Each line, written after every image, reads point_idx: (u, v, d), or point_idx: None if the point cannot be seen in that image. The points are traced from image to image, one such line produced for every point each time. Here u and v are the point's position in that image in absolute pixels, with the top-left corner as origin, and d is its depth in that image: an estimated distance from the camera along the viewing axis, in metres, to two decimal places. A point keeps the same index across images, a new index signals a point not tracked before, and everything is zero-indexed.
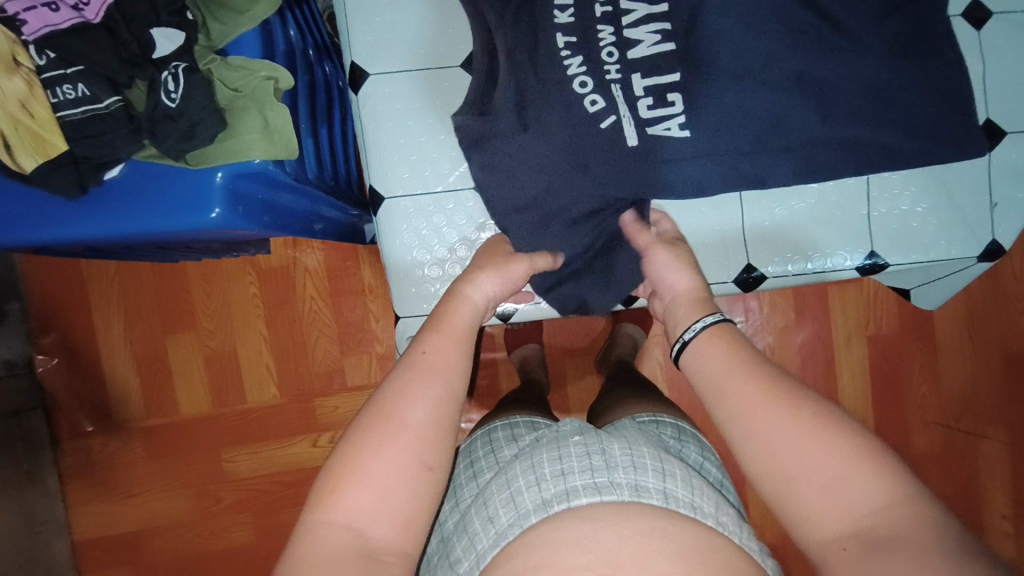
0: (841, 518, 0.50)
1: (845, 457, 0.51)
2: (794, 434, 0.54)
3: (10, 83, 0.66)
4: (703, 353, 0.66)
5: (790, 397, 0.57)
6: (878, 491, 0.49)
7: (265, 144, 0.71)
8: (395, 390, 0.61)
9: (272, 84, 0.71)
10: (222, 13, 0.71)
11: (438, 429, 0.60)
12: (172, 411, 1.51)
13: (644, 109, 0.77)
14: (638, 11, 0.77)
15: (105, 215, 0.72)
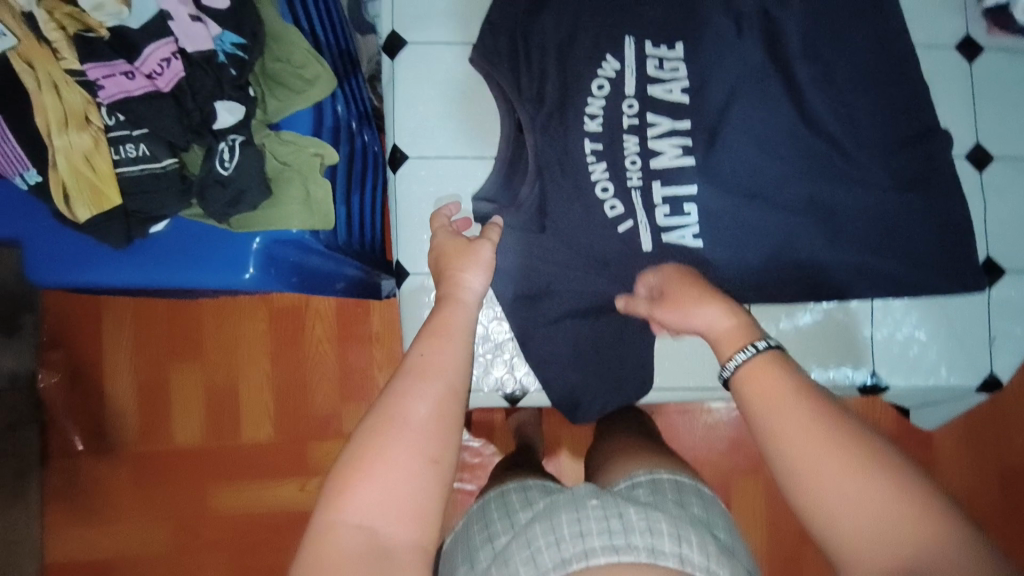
0: (891, 558, 0.46)
1: (897, 500, 0.47)
2: (841, 470, 0.49)
3: (78, 139, 0.71)
4: (751, 380, 0.56)
5: (840, 424, 0.51)
6: (930, 534, 0.45)
7: (305, 214, 0.75)
8: (396, 387, 0.57)
9: (318, 160, 0.76)
10: (280, 92, 0.77)
11: (443, 425, 0.56)
12: (165, 439, 1.51)
13: (661, 216, 0.81)
14: (662, 125, 0.82)
15: (145, 266, 0.76)
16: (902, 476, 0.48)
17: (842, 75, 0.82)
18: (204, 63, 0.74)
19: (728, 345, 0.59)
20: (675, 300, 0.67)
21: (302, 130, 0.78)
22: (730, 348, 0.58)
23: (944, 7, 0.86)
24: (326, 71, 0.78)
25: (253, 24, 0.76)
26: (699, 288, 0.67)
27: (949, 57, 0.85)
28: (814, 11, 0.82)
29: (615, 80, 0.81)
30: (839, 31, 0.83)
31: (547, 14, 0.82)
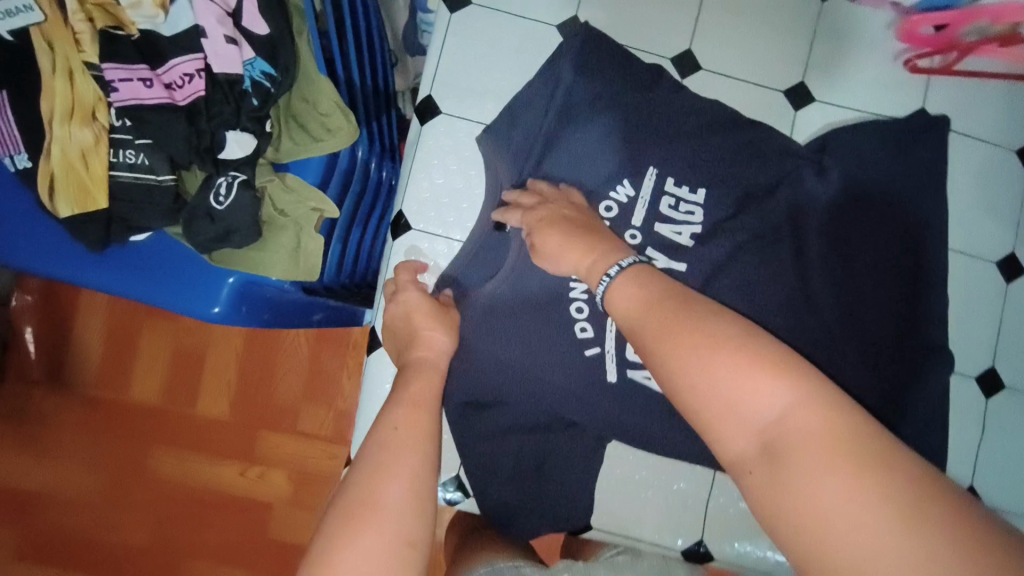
0: (747, 444, 0.44)
1: (745, 370, 0.45)
2: (702, 350, 0.48)
3: (79, 133, 0.68)
4: (628, 290, 0.57)
5: (705, 325, 0.49)
6: (781, 399, 0.44)
7: (289, 265, 0.73)
8: (370, 467, 0.53)
9: (316, 215, 0.73)
10: (298, 134, 0.74)
11: (420, 503, 0.52)
12: (122, 389, 1.40)
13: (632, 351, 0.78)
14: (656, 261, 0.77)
15: (115, 274, 0.73)
16: (756, 346, 0.47)
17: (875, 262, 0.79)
18: (226, 88, 0.71)
19: (589, 277, 0.63)
20: (545, 248, 0.68)
21: (309, 177, 0.74)
22: (591, 283, 0.63)
23: (995, 218, 0.83)
24: (347, 120, 0.73)
25: (288, 58, 0.72)
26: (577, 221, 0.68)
27: (985, 270, 0.83)
28: (856, 192, 0.80)
29: (625, 205, 0.78)
30: (879, 216, 0.80)
31: (576, 124, 0.79)
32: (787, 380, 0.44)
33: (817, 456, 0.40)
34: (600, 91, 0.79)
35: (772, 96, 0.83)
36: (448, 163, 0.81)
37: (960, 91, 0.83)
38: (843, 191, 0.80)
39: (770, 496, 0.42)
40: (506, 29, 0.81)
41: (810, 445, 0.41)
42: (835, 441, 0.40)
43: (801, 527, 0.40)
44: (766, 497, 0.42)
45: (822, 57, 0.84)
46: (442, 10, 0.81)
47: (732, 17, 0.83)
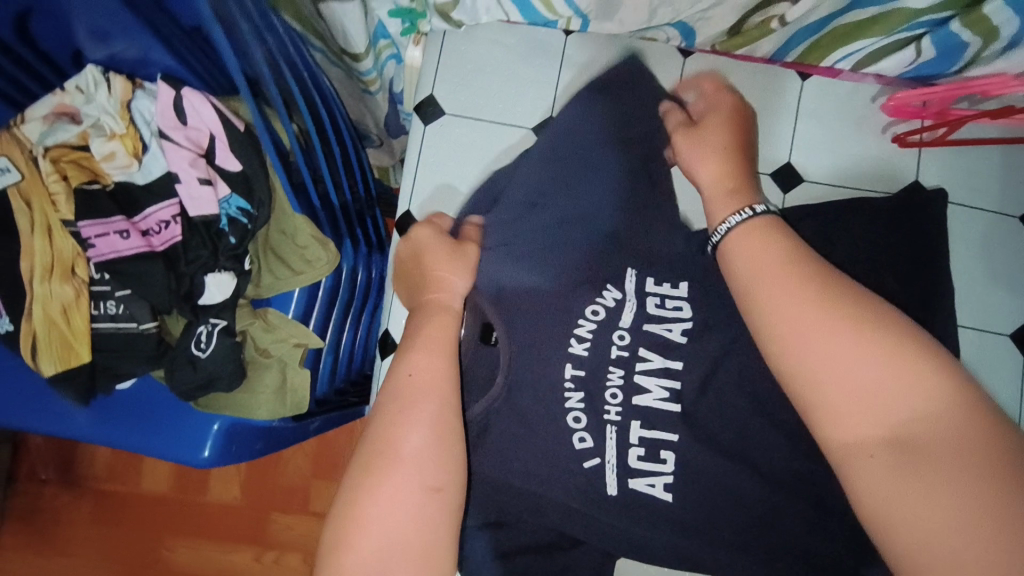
0: (878, 431, 0.48)
1: (879, 356, 0.49)
2: (849, 349, 0.50)
3: (60, 290, 0.67)
4: (740, 247, 0.60)
5: (846, 316, 0.52)
6: (923, 393, 0.48)
7: (276, 404, 0.72)
8: (386, 418, 0.61)
9: (300, 350, 0.73)
10: (278, 268, 0.74)
11: (437, 449, 0.60)
12: (133, 481, 1.32)
13: (633, 457, 0.74)
14: (653, 361, 0.76)
15: (104, 426, 0.71)
16: (891, 342, 0.50)
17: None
18: (203, 229, 0.71)
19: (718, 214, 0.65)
20: (698, 139, 0.74)
21: (291, 310, 0.75)
22: (721, 218, 0.64)
23: (1005, 288, 0.79)
24: (326, 251, 0.73)
25: (263, 191, 0.72)
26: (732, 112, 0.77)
27: (1000, 344, 0.78)
28: (863, 269, 0.76)
29: (612, 309, 0.77)
30: (888, 295, 0.75)
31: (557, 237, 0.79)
32: (921, 382, 0.48)
33: (945, 456, 0.45)
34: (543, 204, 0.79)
35: (759, 180, 0.81)
36: None
37: (953, 160, 0.80)
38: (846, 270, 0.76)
39: (888, 482, 0.47)
40: (483, 135, 0.81)
41: (939, 449, 0.46)
42: (986, 468, 0.44)
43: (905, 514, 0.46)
44: (881, 487, 0.47)
45: (808, 135, 0.81)
46: (414, 123, 0.81)
47: (712, 102, 0.81)
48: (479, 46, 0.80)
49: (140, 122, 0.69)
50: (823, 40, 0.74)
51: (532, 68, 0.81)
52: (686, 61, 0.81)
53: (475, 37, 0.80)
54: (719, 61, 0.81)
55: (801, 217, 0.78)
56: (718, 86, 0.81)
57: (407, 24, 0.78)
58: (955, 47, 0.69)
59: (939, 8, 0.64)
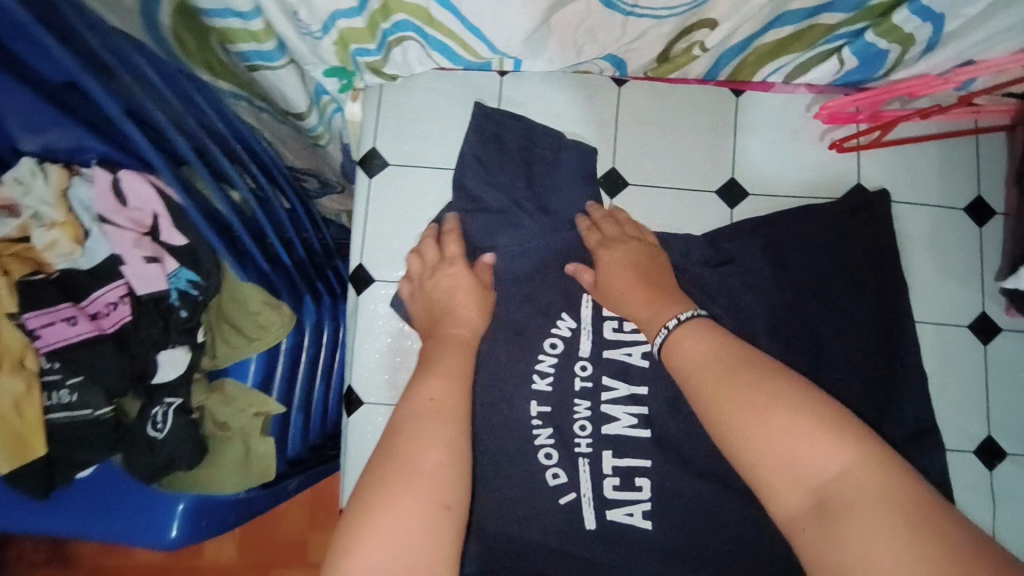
0: (804, 500, 0.52)
1: (807, 436, 0.53)
2: (757, 413, 0.55)
3: (9, 385, 0.66)
4: (686, 342, 0.63)
5: (768, 392, 0.56)
6: (840, 464, 0.51)
7: (241, 475, 0.72)
8: (409, 433, 0.59)
9: (260, 419, 0.73)
10: (232, 335, 0.74)
11: (453, 467, 0.58)
12: (123, 555, 1.28)
13: (609, 488, 0.73)
14: (618, 390, 0.76)
15: (67, 516, 0.71)
16: (817, 414, 0.54)
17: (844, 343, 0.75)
18: (152, 306, 0.70)
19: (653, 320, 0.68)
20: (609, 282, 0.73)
21: (249, 380, 0.74)
22: (662, 317, 0.67)
23: (958, 280, 0.79)
24: (279, 313, 0.73)
25: (209, 261, 0.71)
26: (638, 254, 0.74)
27: (960, 335, 0.78)
28: (815, 276, 0.77)
29: (569, 339, 0.77)
30: (841, 299, 0.76)
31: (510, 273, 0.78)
32: (846, 449, 0.52)
33: (873, 517, 0.48)
34: (491, 248, 0.78)
35: (704, 197, 0.81)
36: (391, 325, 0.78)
37: (894, 160, 0.81)
38: (796, 281, 0.77)
39: (823, 548, 0.49)
40: (429, 182, 0.81)
41: (865, 507, 0.48)
42: (906, 519, 0.47)
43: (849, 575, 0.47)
44: (818, 549, 0.50)
45: (750, 148, 0.82)
46: (358, 175, 0.81)
47: (650, 126, 0.82)
48: (416, 95, 0.81)
49: (78, 208, 0.67)
50: (749, 59, 0.76)
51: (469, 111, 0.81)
52: (620, 90, 0.82)
53: (412, 87, 0.81)
54: (652, 87, 0.82)
55: (750, 231, 0.78)
56: (654, 110, 0.82)
57: (343, 82, 0.79)
58: (874, 56, 0.72)
59: (852, 20, 0.67)
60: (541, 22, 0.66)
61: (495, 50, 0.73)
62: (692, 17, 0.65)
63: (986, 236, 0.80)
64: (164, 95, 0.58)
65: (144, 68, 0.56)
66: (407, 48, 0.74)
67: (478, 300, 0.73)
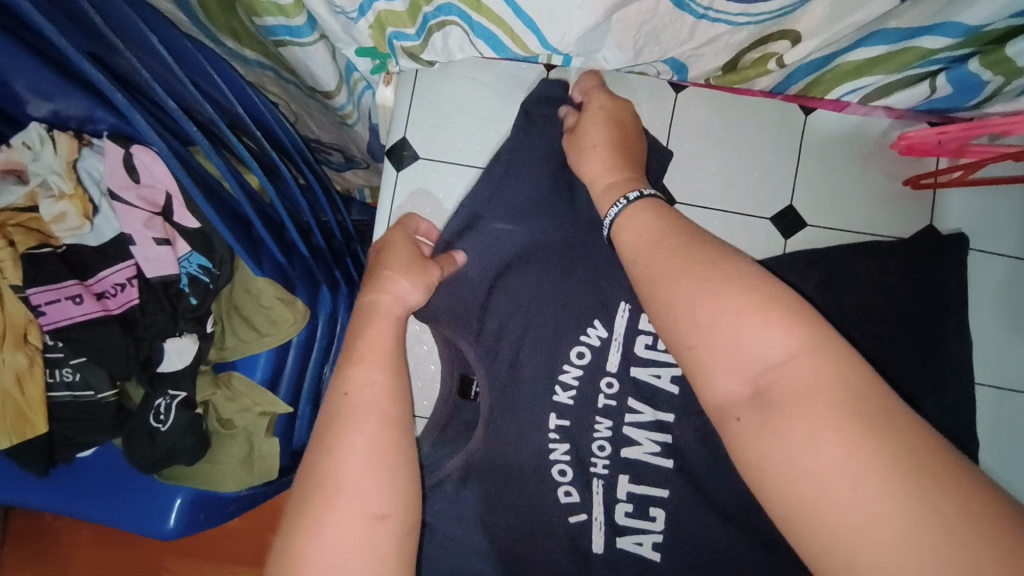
0: (742, 386, 0.43)
1: (751, 312, 0.44)
2: (704, 294, 0.47)
3: (12, 358, 0.64)
4: (629, 225, 0.57)
5: (712, 275, 0.48)
6: (786, 344, 0.43)
7: (242, 473, 0.71)
8: (322, 442, 0.50)
9: (266, 419, 0.71)
10: (242, 329, 0.70)
11: (384, 475, 0.49)
12: None
13: (620, 514, 0.70)
14: (644, 414, 0.71)
15: (67, 495, 0.71)
16: (763, 293, 0.45)
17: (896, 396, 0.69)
18: (162, 291, 0.67)
19: (606, 199, 0.63)
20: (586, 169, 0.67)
21: (258, 375, 0.70)
22: (608, 205, 0.62)
23: None
24: (297, 308, 0.69)
25: (224, 249, 0.68)
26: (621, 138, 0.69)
27: (1021, 401, 0.72)
28: (873, 316, 0.70)
29: (597, 350, 0.72)
30: (896, 344, 0.70)
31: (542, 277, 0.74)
32: (793, 329, 0.43)
33: (813, 408, 0.40)
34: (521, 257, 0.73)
35: (758, 225, 0.75)
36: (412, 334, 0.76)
37: (974, 200, 0.73)
38: (852, 322, 0.70)
39: (760, 436, 0.42)
40: (462, 179, 0.75)
41: (805, 394, 0.40)
42: (855, 417, 0.39)
43: (782, 461, 0.40)
44: (752, 442, 0.42)
45: (814, 172, 0.75)
46: (386, 166, 0.76)
47: (706, 138, 0.75)
48: (455, 85, 0.75)
49: (88, 182, 0.65)
50: (828, 75, 0.68)
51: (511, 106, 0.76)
52: (677, 97, 0.75)
53: (450, 76, 0.75)
54: (713, 96, 0.75)
55: (803, 258, 0.71)
56: (713, 122, 0.75)
57: (377, 62, 0.72)
58: (973, 86, 0.63)
59: (956, 47, 0.59)
60: (602, 18, 0.59)
61: (546, 45, 0.66)
62: (772, 26, 0.58)
63: None
64: (164, 63, 0.55)
65: (150, 40, 0.52)
66: (450, 33, 0.67)
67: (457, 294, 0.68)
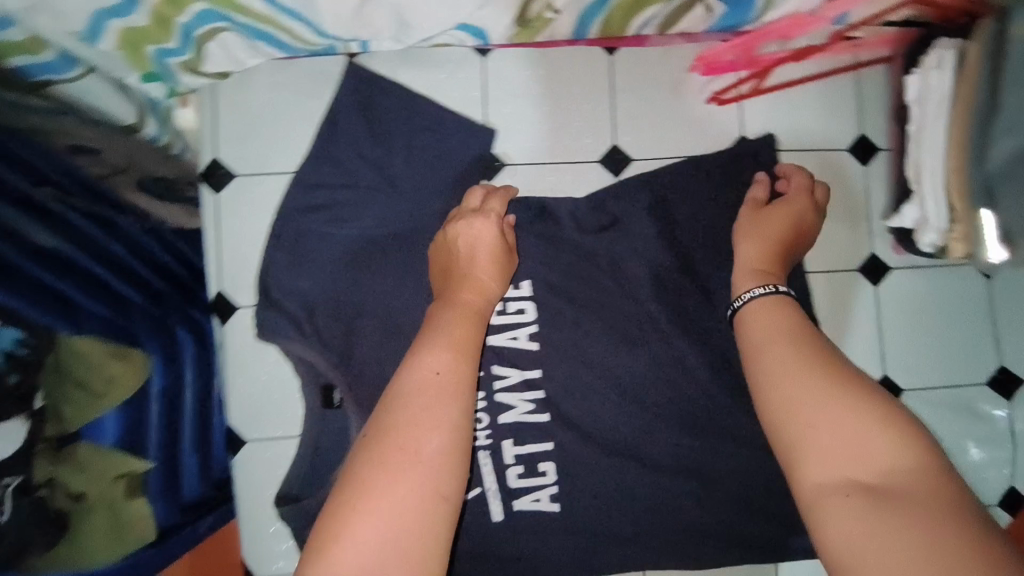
0: (856, 475, 0.50)
1: (890, 424, 0.51)
2: (835, 395, 0.54)
3: None
4: (755, 317, 0.63)
5: (840, 386, 0.54)
6: (893, 455, 0.50)
7: (110, 547, 0.62)
8: (409, 415, 0.55)
9: (124, 482, 0.64)
10: (77, 393, 0.60)
11: (456, 459, 0.54)
12: None
13: (513, 478, 0.75)
14: (510, 378, 0.75)
15: None
16: (895, 413, 0.52)
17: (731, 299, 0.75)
18: None
19: (742, 277, 0.67)
20: (760, 219, 0.71)
21: (109, 439, 0.62)
22: (745, 283, 0.66)
23: (846, 223, 0.78)
24: (135, 356, 0.65)
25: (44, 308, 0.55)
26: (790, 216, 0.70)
27: (851, 279, 0.78)
28: (696, 236, 0.75)
29: None
30: (726, 255, 0.75)
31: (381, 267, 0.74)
32: (903, 446, 0.50)
33: (913, 508, 0.46)
34: (367, 262, 0.74)
35: (588, 169, 0.77)
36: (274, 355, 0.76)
37: (777, 104, 0.77)
38: (685, 244, 0.75)
39: (861, 519, 0.47)
40: (278, 191, 0.75)
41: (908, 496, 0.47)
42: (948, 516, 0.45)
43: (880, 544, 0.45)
44: (851, 524, 0.47)
45: (630, 110, 0.77)
46: (206, 194, 0.76)
47: (525, 100, 0.77)
48: (256, 90, 0.73)
49: None
50: (615, 15, 0.69)
51: (321, 103, 0.74)
52: (484, 61, 0.76)
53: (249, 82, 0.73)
54: (520, 54, 0.76)
55: (629, 193, 0.75)
56: (525, 83, 0.77)
57: (169, 84, 0.69)
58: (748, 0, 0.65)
59: None
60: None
61: (324, 34, 0.64)
62: None
63: (870, 175, 0.78)
64: None
65: None
66: (224, 40, 0.64)
67: (495, 262, 0.69)
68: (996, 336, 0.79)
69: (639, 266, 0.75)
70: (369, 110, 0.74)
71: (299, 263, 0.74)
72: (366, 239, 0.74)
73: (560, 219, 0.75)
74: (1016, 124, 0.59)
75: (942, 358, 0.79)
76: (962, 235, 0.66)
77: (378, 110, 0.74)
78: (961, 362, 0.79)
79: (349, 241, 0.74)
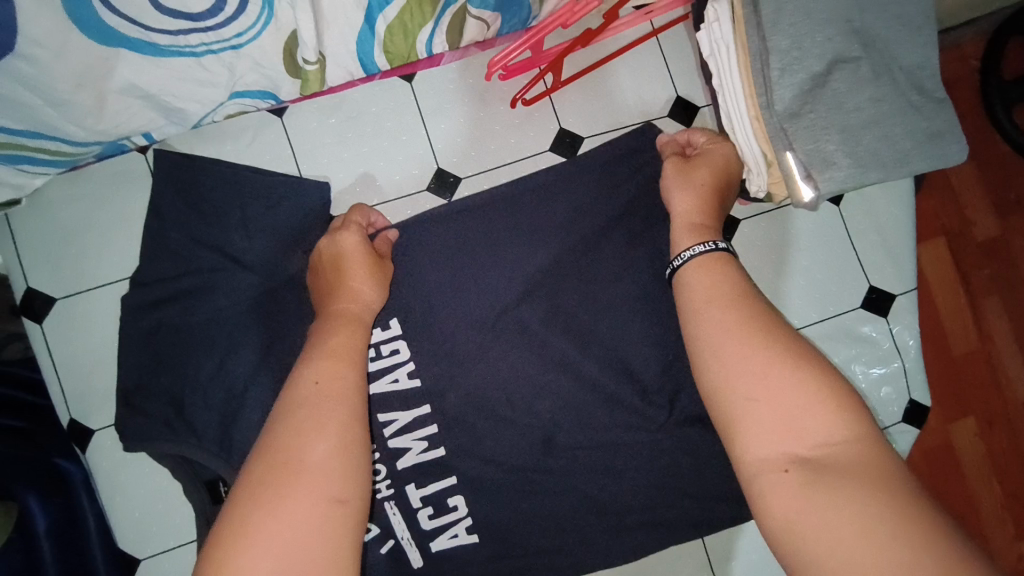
0: (793, 448, 0.46)
1: (829, 394, 0.47)
2: (771, 364, 0.50)
3: None
4: (694, 279, 0.59)
5: (783, 353, 0.50)
6: (836, 429, 0.46)
7: None
8: (291, 423, 0.51)
9: None
10: None
11: (347, 458, 0.50)
12: None
13: (424, 520, 0.72)
14: (399, 421, 0.72)
15: None
16: (834, 382, 0.48)
17: (603, 283, 0.73)
18: None
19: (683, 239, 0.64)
20: (685, 180, 0.67)
21: None
22: (684, 242, 0.63)
23: None
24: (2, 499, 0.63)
25: None
26: (716, 172, 0.67)
27: None
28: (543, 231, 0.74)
29: None
30: (586, 248, 0.74)
31: (240, 351, 0.71)
32: (845, 416, 0.46)
33: (851, 483, 0.43)
34: (233, 347, 0.71)
35: (420, 200, 0.77)
36: (152, 463, 0.74)
37: (581, 91, 0.79)
38: (547, 242, 0.74)
39: (804, 495, 0.44)
40: (111, 299, 0.74)
41: (849, 475, 0.43)
42: (891, 493, 0.42)
43: (821, 526, 0.42)
44: (788, 493, 0.45)
45: (446, 132, 0.77)
46: (30, 326, 0.74)
47: (341, 145, 0.76)
48: (59, 210, 0.73)
49: None
50: (391, 45, 0.66)
51: (141, 203, 0.74)
52: (282, 120, 0.76)
53: (53, 203, 0.73)
54: (320, 105, 0.76)
55: (479, 212, 0.75)
56: (336, 130, 0.76)
57: None
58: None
59: None
60: (103, 86, 0.56)
61: (96, 133, 0.62)
62: (278, 30, 0.56)
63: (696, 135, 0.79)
64: None
65: None
66: None
67: (370, 272, 0.66)
68: (858, 256, 0.80)
69: (503, 277, 0.73)
70: (188, 190, 0.72)
71: (156, 364, 0.71)
72: (222, 322, 0.71)
73: (412, 251, 0.73)
74: (787, 64, 0.59)
75: (813, 291, 0.79)
76: (779, 180, 0.65)
77: (193, 188, 0.72)
78: (832, 291, 0.79)
79: (206, 328, 0.71)
